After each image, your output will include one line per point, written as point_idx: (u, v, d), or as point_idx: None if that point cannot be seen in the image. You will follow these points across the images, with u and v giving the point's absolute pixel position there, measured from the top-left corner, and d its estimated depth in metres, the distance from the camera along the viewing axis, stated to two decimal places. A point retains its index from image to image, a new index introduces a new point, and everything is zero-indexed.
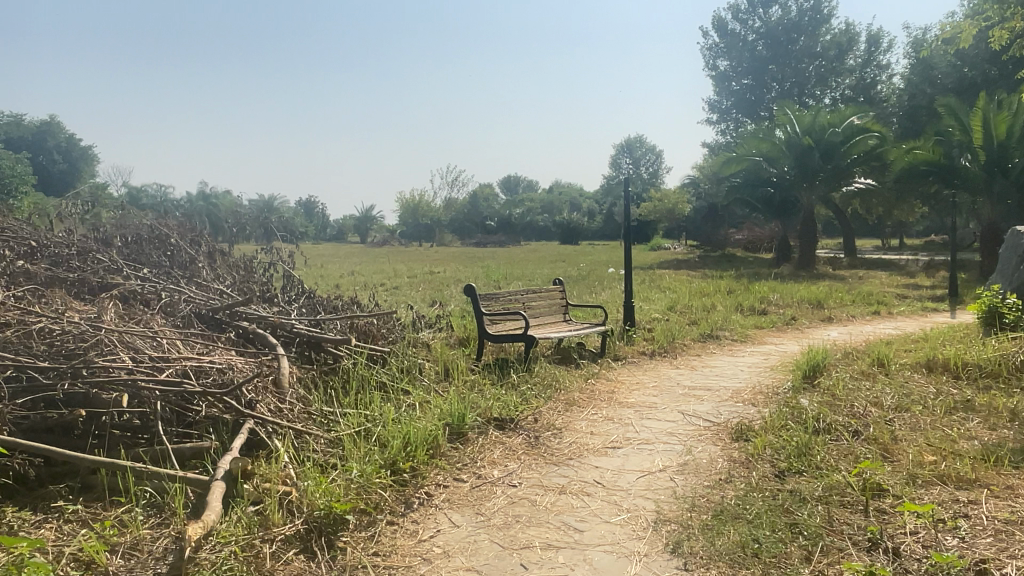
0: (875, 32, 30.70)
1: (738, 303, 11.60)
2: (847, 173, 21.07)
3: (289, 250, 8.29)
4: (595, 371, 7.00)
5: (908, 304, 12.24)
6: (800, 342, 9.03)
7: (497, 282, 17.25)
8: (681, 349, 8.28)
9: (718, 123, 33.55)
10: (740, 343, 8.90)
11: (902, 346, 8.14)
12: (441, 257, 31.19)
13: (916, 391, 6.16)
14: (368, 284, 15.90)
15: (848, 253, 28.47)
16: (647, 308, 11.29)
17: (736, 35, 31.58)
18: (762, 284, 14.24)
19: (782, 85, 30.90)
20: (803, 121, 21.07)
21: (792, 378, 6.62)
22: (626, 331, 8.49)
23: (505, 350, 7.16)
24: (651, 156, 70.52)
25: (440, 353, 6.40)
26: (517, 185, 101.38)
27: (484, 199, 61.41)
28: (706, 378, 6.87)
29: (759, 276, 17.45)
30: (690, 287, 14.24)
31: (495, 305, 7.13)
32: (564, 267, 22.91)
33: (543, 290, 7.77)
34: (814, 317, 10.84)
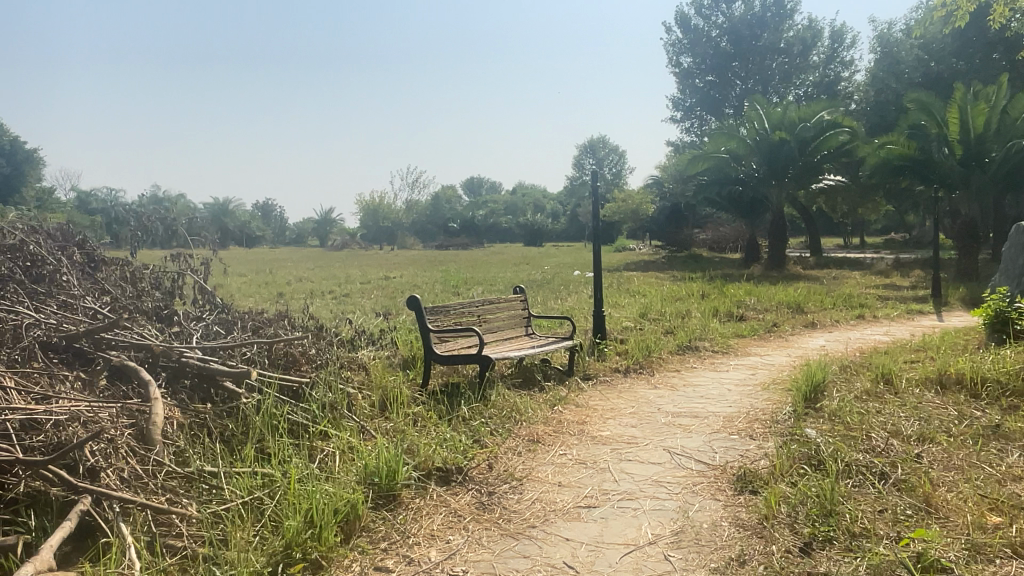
0: (838, 28, 30.51)
1: (714, 308, 10.71)
2: (817, 170, 20.49)
3: (203, 259, 7.12)
4: (561, 395, 5.98)
5: (891, 306, 11.52)
6: (788, 352, 8.15)
7: (456, 287, 16.18)
8: (657, 365, 7.32)
9: (681, 121, 32.86)
10: (721, 356, 7.98)
11: (903, 355, 7.30)
12: (400, 261, 30.03)
13: (936, 415, 5.27)
14: (314, 293, 14.65)
15: (815, 252, 28.01)
16: (617, 316, 10.33)
17: (699, 30, 30.90)
18: (737, 287, 13.43)
19: (746, 82, 30.54)
20: (772, 117, 20.42)
21: (791, 400, 5.69)
22: (595, 345, 7.49)
23: (456, 374, 6.10)
24: (614, 156, 70.10)
25: (376, 380, 5.34)
26: (479, 186, 100.24)
27: (446, 200, 60.27)
28: (691, 401, 5.89)
29: (731, 277, 16.70)
30: (661, 291, 13.38)
31: (444, 320, 6.05)
32: (528, 271, 21.88)
33: (502, 301, 6.74)
34: (797, 323, 10.00)
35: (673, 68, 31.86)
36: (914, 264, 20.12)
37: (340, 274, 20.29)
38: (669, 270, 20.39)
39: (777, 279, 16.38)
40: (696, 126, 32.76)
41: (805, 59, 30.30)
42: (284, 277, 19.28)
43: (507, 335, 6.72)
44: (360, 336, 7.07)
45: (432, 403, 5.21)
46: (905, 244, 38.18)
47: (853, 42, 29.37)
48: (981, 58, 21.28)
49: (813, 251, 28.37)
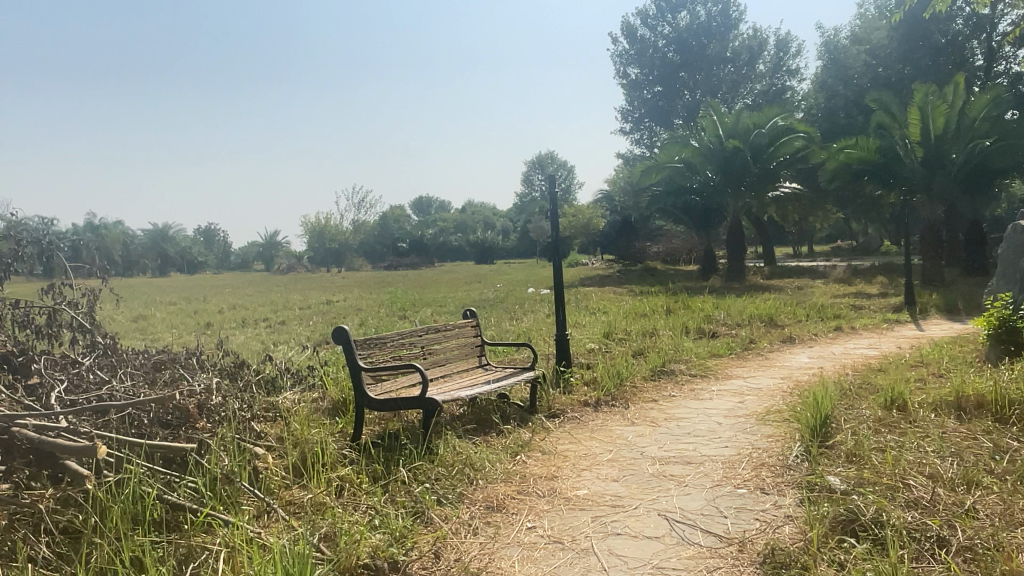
0: (782, 36, 30.67)
1: (683, 325, 9.87)
2: (774, 177, 20.09)
3: (86, 292, 5.96)
4: (523, 441, 4.97)
5: (866, 316, 10.90)
6: (772, 374, 7.32)
7: (402, 309, 15.14)
8: (631, 395, 6.38)
9: (630, 133, 32.39)
10: (701, 380, 7.08)
11: (901, 373, 6.54)
12: (346, 284, 28.76)
13: (971, 450, 4.43)
14: (246, 322, 13.47)
15: (770, 261, 27.70)
16: (579, 338, 9.39)
17: (645, 41, 30.52)
18: (701, 300, 12.68)
19: (694, 92, 30.26)
20: (726, 124, 19.97)
21: (795, 436, 4.80)
22: (560, 375, 6.50)
23: (396, 420, 5.04)
24: (564, 172, 69.97)
25: (296, 438, 4.31)
26: (428, 206, 99.06)
27: (395, 220, 59.15)
28: (678, 443, 4.93)
29: (692, 290, 16.00)
30: (622, 308, 12.54)
31: (381, 354, 4.99)
32: (480, 290, 20.91)
33: (450, 326, 5.71)
34: (774, 338, 9.23)
35: (621, 79, 31.40)
36: (872, 270, 19.80)
37: (278, 299, 19.12)
38: (626, 285, 19.77)
39: (739, 290, 15.74)
40: (645, 138, 32.29)
41: (752, 69, 30.26)
42: (217, 304, 18.03)
43: (457, 370, 5.67)
44: (280, 376, 5.97)
45: (365, 464, 4.15)
46: (852, 251, 38.54)
47: (797, 51, 29.52)
48: (928, 62, 21.31)
49: (767, 260, 28.15)
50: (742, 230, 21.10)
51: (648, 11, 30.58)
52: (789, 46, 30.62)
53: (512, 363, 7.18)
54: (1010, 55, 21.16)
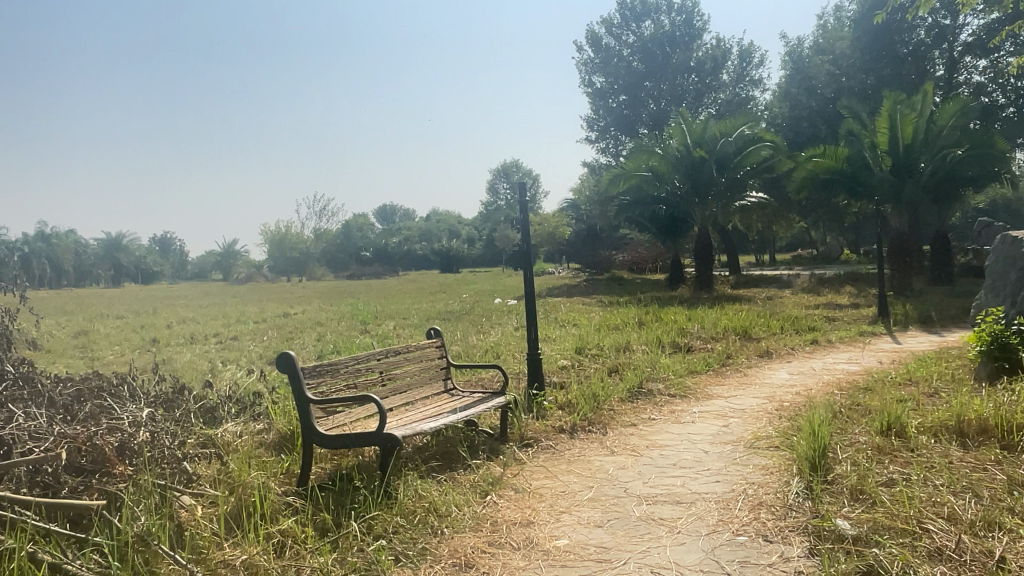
0: (746, 46, 30.80)
1: (657, 339, 9.46)
2: (741, 186, 19.93)
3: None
4: (494, 477, 4.47)
5: (841, 328, 10.64)
6: (753, 393, 6.93)
7: (363, 322, 14.55)
8: (609, 418, 5.92)
9: (596, 141, 32.12)
10: (681, 401, 6.64)
11: (891, 393, 6.19)
12: (306, 294, 27.83)
13: (984, 483, 4.04)
14: (197, 338, 12.73)
15: (735, 270, 27.64)
16: (549, 354, 8.92)
17: (610, 49, 30.34)
18: (672, 312, 12.32)
19: (659, 102, 30.12)
20: (693, 132, 19.76)
21: (792, 468, 4.37)
22: (531, 398, 6.01)
23: (351, 456, 4.51)
24: (529, 181, 69.89)
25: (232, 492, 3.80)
26: (392, 214, 98.07)
27: (358, 228, 58.17)
28: (664, 477, 4.48)
29: (661, 301, 15.66)
30: (592, 321, 12.12)
31: (335, 382, 4.45)
32: (445, 300, 20.31)
33: (413, 347, 5.18)
34: (752, 353, 8.88)
35: (586, 88, 31.15)
36: (839, 280, 19.75)
37: (233, 312, 18.33)
38: (595, 295, 19.42)
39: (710, 301, 15.43)
40: (610, 147, 31.99)
41: (716, 78, 30.28)
42: (168, 318, 17.19)
43: (419, 396, 5.15)
44: (217, 415, 5.42)
45: (311, 514, 3.63)
46: (814, 259, 38.92)
47: (761, 61, 29.65)
48: (890, 72, 21.47)
49: (732, 269, 28.12)
50: (710, 240, 20.91)
51: (612, 19, 30.41)
52: (752, 55, 30.76)
53: (479, 385, 6.66)
54: (969, 66, 21.44)
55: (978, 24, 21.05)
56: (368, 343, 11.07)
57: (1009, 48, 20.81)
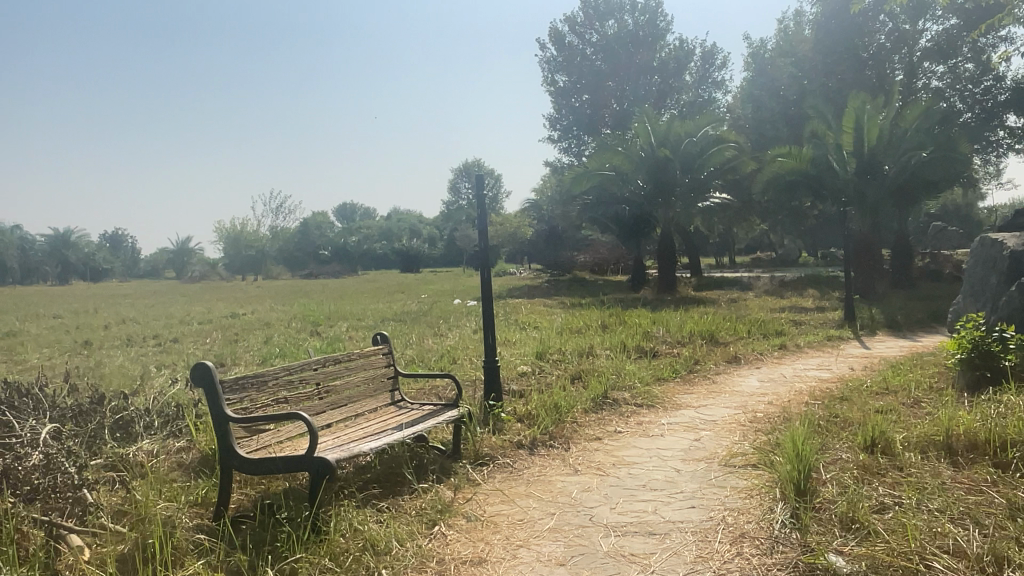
0: (708, 47, 30.77)
1: (621, 343, 9.05)
2: (705, 187, 19.72)
3: None
4: (443, 503, 3.95)
5: (808, 332, 10.37)
6: (724, 402, 6.54)
7: (314, 323, 13.92)
8: (572, 432, 5.45)
9: (558, 141, 31.78)
10: (648, 411, 6.22)
11: (869, 403, 5.86)
12: (259, 294, 26.90)
13: (983, 509, 3.66)
14: (133, 340, 11.96)
15: (697, 272, 27.57)
16: (508, 360, 8.42)
17: (573, 48, 30.04)
18: (636, 314, 11.95)
19: (622, 102, 29.92)
20: (657, 131, 19.49)
21: (774, 491, 3.95)
22: (488, 410, 5.51)
23: (281, 481, 3.94)
24: (490, 181, 69.49)
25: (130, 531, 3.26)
26: (352, 213, 96.77)
27: (316, 226, 57.02)
28: (633, 501, 4.02)
29: (625, 303, 15.31)
30: (553, 323, 11.70)
31: (260, 398, 3.90)
32: (403, 301, 19.73)
33: (354, 355, 4.65)
34: (719, 358, 8.51)
35: (549, 86, 30.79)
36: (801, 282, 19.68)
37: (178, 312, 17.53)
38: (557, 296, 19.04)
39: (673, 303, 15.13)
40: (573, 147, 31.69)
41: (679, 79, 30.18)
42: (107, 318, 16.32)
43: (362, 409, 4.62)
44: (132, 429, 4.79)
45: (222, 557, 3.07)
46: (773, 262, 39.25)
47: (723, 63, 29.66)
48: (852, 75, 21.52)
49: (693, 271, 28.03)
50: (673, 241, 20.68)
51: (576, 17, 30.11)
52: (715, 57, 30.77)
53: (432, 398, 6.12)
54: (927, 71, 21.58)
55: (937, 29, 21.23)
56: (317, 346, 10.47)
57: (967, 54, 21.03)
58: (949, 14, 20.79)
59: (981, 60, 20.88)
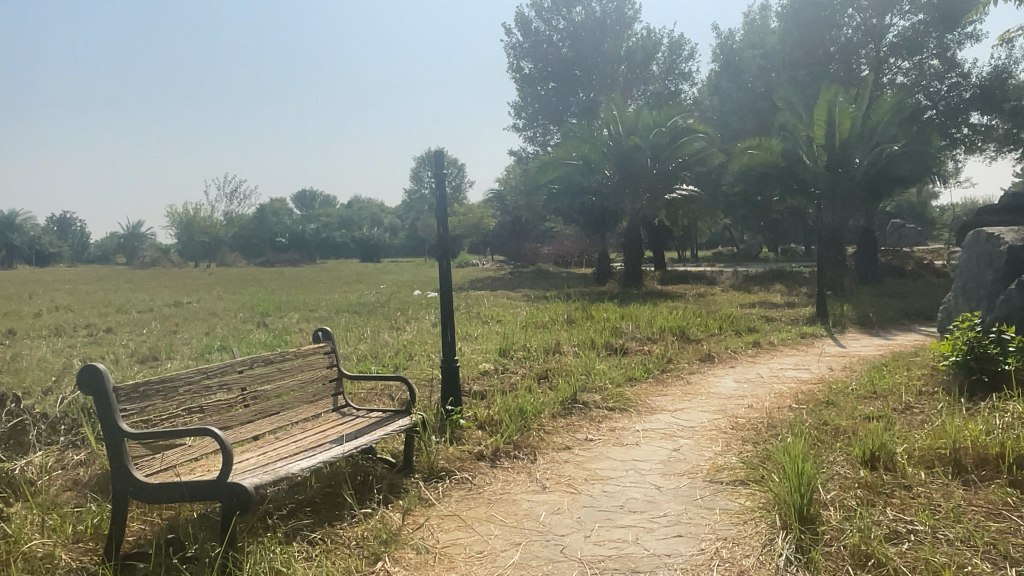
0: (675, 38, 30.39)
1: (589, 339, 8.52)
2: (672, 179, 19.34)
3: None
4: (388, 531, 3.36)
5: (781, 329, 9.98)
6: (702, 406, 6.04)
7: (263, 313, 13.12)
8: (539, 441, 4.89)
9: (523, 129, 31.18)
10: (621, 416, 5.69)
11: (858, 408, 5.42)
12: (209, 281, 25.77)
13: (1010, 539, 3.20)
14: (62, 330, 11.04)
15: (661, 266, 27.30)
16: (468, 357, 7.83)
17: (539, 34, 29.39)
18: (602, 308, 11.46)
19: (588, 91, 29.43)
20: (625, 121, 18.99)
21: (773, 516, 3.44)
22: (446, 417, 4.91)
23: (194, 507, 3.31)
24: (453, 170, 68.78)
25: None
26: (312, 199, 94.76)
27: (273, 213, 55.57)
28: (612, 528, 3.46)
29: (590, 296, 14.84)
30: (517, 317, 11.13)
31: (168, 408, 3.25)
32: (360, 291, 18.95)
33: (289, 354, 4.02)
34: (692, 356, 8.03)
35: (514, 73, 30.11)
36: (766, 277, 19.45)
37: (119, 300, 16.51)
38: (521, 288, 18.52)
39: (640, 297, 14.68)
40: (539, 135, 31.15)
41: (646, 69, 29.77)
42: (40, 305, 15.26)
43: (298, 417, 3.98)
44: (23, 438, 4.08)
45: None
46: (734, 256, 39.27)
47: (690, 54, 29.34)
48: (819, 69, 21.32)
49: (657, 264, 27.73)
50: (639, 233, 20.29)
51: (542, 3, 29.44)
52: (682, 48, 30.44)
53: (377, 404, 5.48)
54: (893, 67, 21.50)
55: (904, 25, 21.15)
56: (263, 338, 9.73)
57: (933, 50, 20.99)
58: (917, 9, 20.71)
59: (946, 57, 20.87)
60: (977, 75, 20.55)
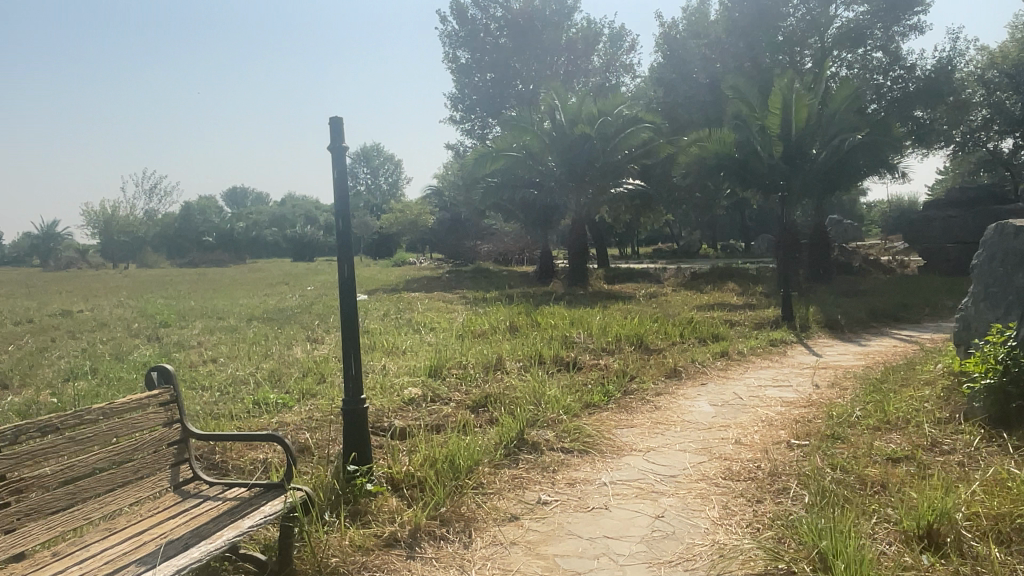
0: (617, 29, 29.52)
1: (535, 353, 7.29)
2: (619, 170, 18.28)
3: None
4: None
5: (747, 335, 8.97)
6: (678, 442, 4.87)
7: (162, 323, 11.40)
8: (476, 512, 3.60)
9: (461, 122, 29.88)
10: (583, 461, 4.46)
11: (876, 447, 4.31)
12: (115, 285, 23.38)
13: None
14: None
15: (604, 264, 26.41)
16: (390, 379, 6.47)
17: (476, 22, 28.05)
18: (547, 313, 10.26)
19: (527, 82, 28.25)
20: (568, 110, 17.79)
21: None
22: (350, 480, 3.64)
23: None
24: (389, 166, 67.01)
25: None
26: (242, 196, 90.93)
27: (200, 210, 52.55)
28: None
29: (533, 298, 13.63)
30: (453, 325, 9.81)
31: None
32: (281, 294, 17.24)
33: (89, 417, 2.68)
34: (657, 373, 6.86)
35: (450, 62, 28.70)
36: (714, 273, 18.61)
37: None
38: (460, 291, 17.20)
39: (589, 298, 13.55)
40: (476, 128, 29.92)
41: (586, 61, 28.84)
42: None
43: (106, 512, 2.66)
44: None
45: None
46: (675, 252, 38.69)
47: (632, 45, 28.45)
48: (765, 60, 20.71)
49: (600, 263, 26.77)
50: (584, 230, 19.20)
51: None
52: (624, 40, 29.56)
53: (251, 457, 4.49)
54: (838, 58, 21.06)
55: (848, 16, 20.77)
56: (147, 357, 8.13)
57: (877, 41, 20.65)
58: None
59: (890, 49, 20.56)
60: (921, 67, 20.27)
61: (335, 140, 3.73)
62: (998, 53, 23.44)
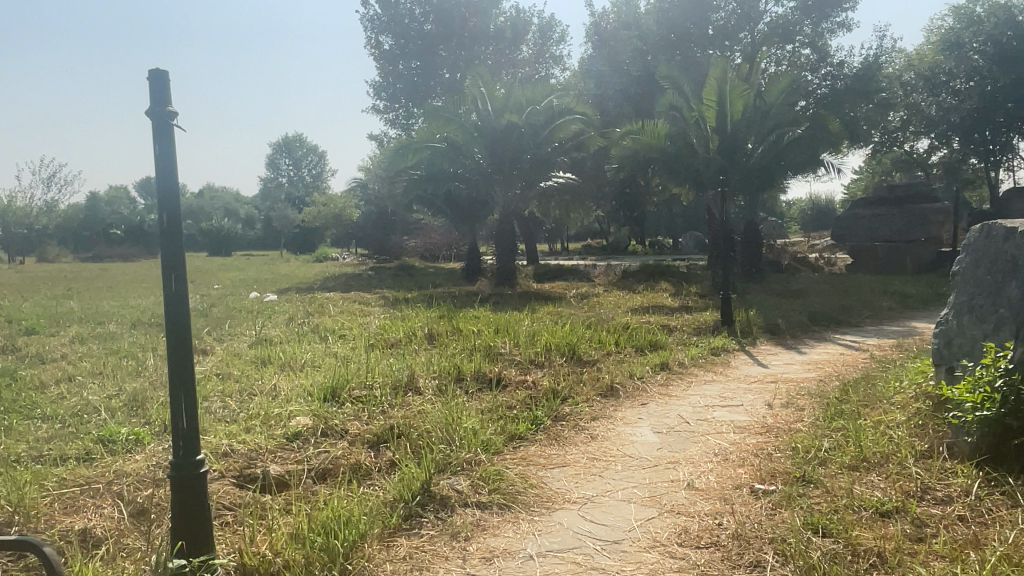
0: (546, 19, 28.79)
1: (453, 368, 6.32)
2: (547, 163, 17.47)
3: None
4: None
5: (687, 342, 8.25)
6: (621, 488, 4.00)
7: (29, 330, 9.88)
8: None
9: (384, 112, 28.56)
10: (504, 521, 3.53)
11: (860, 495, 3.54)
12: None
13: None
14: None
15: (533, 261, 25.65)
16: (278, 404, 5.39)
17: (399, 7, 26.79)
18: (469, 317, 9.28)
19: (453, 71, 27.16)
20: (495, 98, 16.82)
21: None
22: None
23: None
24: (312, 157, 64.66)
25: None
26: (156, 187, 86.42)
27: (108, 201, 49.29)
28: None
29: (457, 299, 12.65)
30: (363, 333, 8.72)
31: None
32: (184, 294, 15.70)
33: None
34: (591, 392, 6.00)
35: (372, 48, 27.32)
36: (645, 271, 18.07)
37: None
38: (379, 290, 16.08)
39: (516, 300, 12.67)
40: (401, 118, 28.66)
41: (515, 51, 27.97)
42: None
43: None
44: None
45: None
46: (604, 248, 38.36)
47: (562, 37, 27.75)
48: (696, 53, 20.33)
49: (530, 259, 26.00)
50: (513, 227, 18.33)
51: None
52: (553, 30, 28.84)
53: (66, 525, 3.38)
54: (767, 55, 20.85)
55: (777, 12, 20.58)
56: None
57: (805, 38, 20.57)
58: None
59: (818, 47, 20.46)
60: (848, 65, 20.25)
61: (156, 107, 2.66)
62: (918, 54, 23.76)
